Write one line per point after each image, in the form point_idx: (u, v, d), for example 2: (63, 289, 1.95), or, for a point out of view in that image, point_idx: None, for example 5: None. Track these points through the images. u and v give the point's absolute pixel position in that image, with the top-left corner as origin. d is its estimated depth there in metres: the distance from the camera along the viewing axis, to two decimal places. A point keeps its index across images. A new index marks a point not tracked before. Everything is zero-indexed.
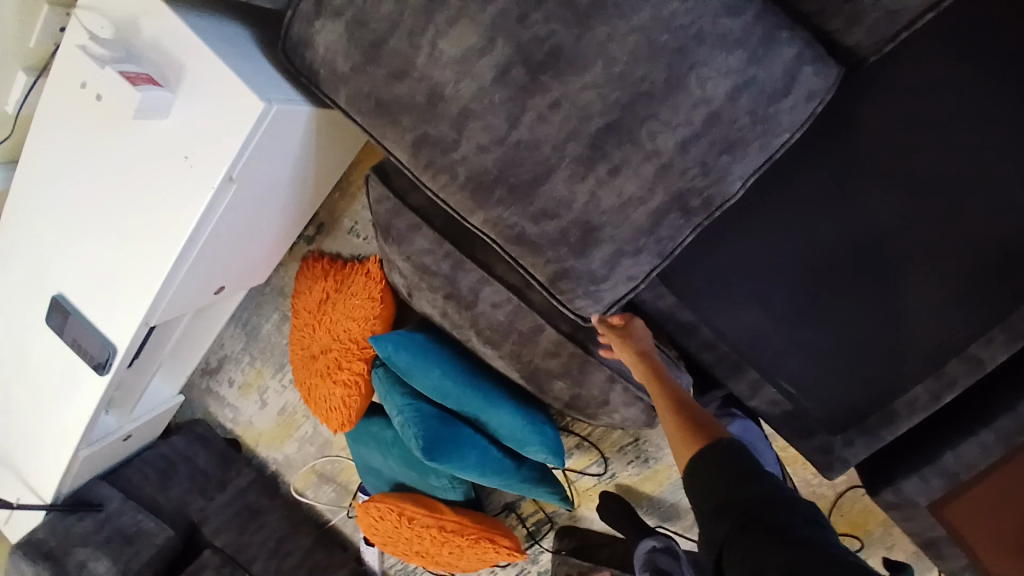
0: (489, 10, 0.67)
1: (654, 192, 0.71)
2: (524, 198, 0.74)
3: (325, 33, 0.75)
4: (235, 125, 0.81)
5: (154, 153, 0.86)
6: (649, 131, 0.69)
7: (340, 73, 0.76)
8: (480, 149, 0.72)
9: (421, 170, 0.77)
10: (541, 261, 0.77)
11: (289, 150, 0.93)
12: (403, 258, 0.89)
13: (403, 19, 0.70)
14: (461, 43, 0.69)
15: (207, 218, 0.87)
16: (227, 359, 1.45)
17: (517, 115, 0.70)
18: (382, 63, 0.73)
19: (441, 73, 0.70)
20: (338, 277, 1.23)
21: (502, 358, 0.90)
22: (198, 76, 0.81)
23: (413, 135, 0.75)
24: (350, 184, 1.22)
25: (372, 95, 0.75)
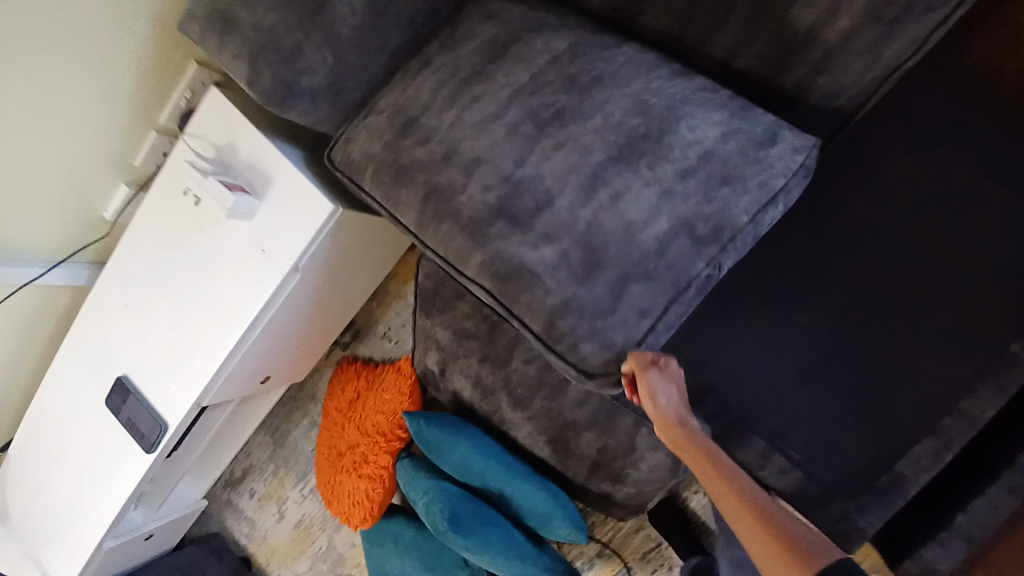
0: (506, 90, 0.82)
1: (658, 215, 0.73)
2: (526, 225, 0.77)
3: (370, 120, 0.89)
4: (307, 223, 0.98)
5: (234, 248, 1.02)
6: (648, 170, 0.75)
7: (370, 152, 0.87)
8: (484, 189, 0.79)
9: (428, 225, 0.83)
10: (540, 298, 0.76)
11: (345, 251, 1.08)
12: (444, 326, 1.09)
13: (434, 103, 0.85)
14: (482, 112, 0.82)
15: (272, 304, 1.02)
16: (251, 469, 1.49)
17: (524, 157, 0.79)
18: (412, 135, 0.85)
19: (461, 135, 0.82)
20: (369, 376, 1.33)
21: (531, 418, 1.04)
22: (281, 186, 0.99)
23: (424, 188, 0.83)
24: (386, 294, 1.36)
25: (394, 162, 0.85)
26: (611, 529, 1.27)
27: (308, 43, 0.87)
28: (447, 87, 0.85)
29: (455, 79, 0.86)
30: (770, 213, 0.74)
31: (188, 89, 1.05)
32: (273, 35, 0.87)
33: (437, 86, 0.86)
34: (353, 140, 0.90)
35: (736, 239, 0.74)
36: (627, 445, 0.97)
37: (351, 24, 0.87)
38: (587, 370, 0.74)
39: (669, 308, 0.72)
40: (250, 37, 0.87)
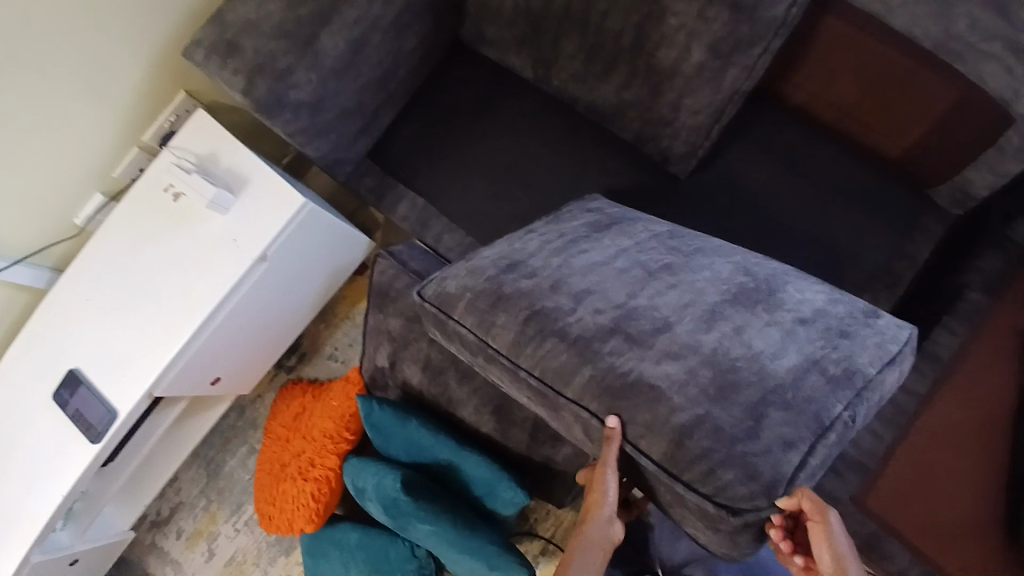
0: (616, 250, 0.92)
1: (785, 351, 0.77)
2: (643, 343, 0.79)
3: (457, 270, 0.95)
4: (277, 215, 1.12)
5: (206, 239, 1.13)
6: (767, 315, 0.81)
7: (454, 292, 0.91)
8: (595, 312, 0.83)
9: (525, 343, 0.84)
10: (663, 418, 0.75)
11: (307, 252, 1.21)
12: (398, 316, 1.21)
13: (543, 251, 0.93)
14: (590, 260, 0.90)
15: (235, 288, 1.11)
16: (180, 507, 1.43)
17: (635, 291, 0.85)
18: (519, 272, 0.89)
19: (571, 275, 0.87)
20: (316, 391, 1.39)
21: (479, 391, 1.16)
22: (257, 186, 1.14)
23: (528, 310, 0.85)
24: (335, 316, 1.47)
25: (496, 284, 0.89)
26: (554, 526, 1.35)
27: (298, 66, 1.09)
28: (554, 243, 0.94)
29: (563, 238, 0.95)
30: (893, 372, 0.79)
31: (173, 114, 1.24)
32: (267, 58, 1.08)
33: (544, 241, 0.95)
34: (451, 281, 0.93)
35: (866, 387, 0.76)
36: None
37: (334, 55, 1.11)
38: (728, 505, 0.71)
39: (815, 446, 0.72)
40: (250, 60, 1.08)
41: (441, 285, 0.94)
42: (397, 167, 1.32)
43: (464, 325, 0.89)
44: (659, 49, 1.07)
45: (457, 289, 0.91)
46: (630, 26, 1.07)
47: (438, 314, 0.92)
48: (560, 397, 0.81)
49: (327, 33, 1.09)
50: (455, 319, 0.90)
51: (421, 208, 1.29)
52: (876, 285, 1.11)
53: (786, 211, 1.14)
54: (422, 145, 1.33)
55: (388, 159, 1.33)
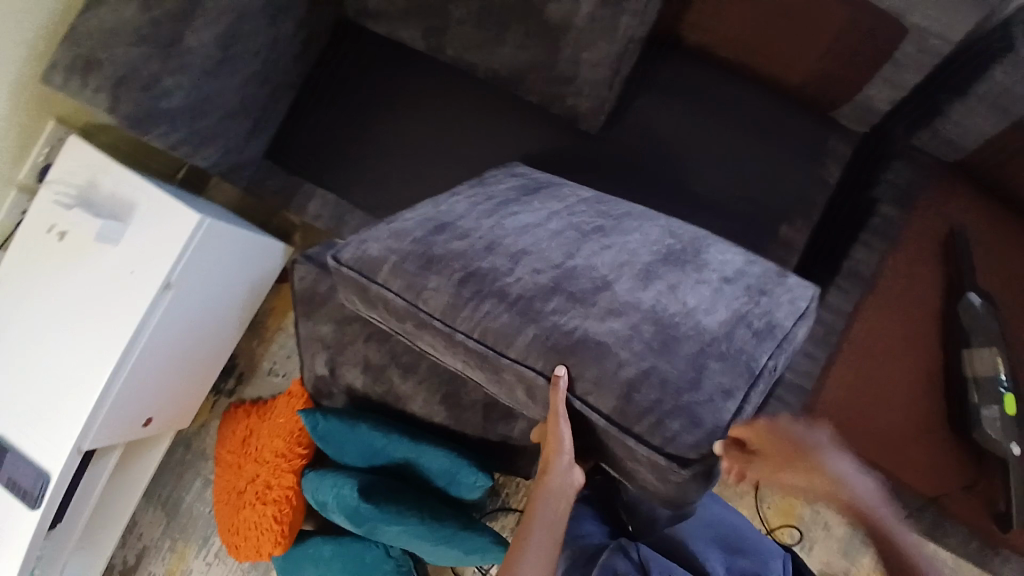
0: (546, 212, 0.90)
1: (716, 306, 0.78)
2: (585, 301, 0.77)
3: (381, 231, 0.89)
4: (174, 239, 1.06)
5: (104, 276, 1.07)
6: (695, 272, 0.81)
7: (381, 256, 0.86)
8: (534, 272, 0.80)
9: (460, 308, 0.81)
10: (611, 372, 0.74)
11: (219, 271, 1.16)
12: (328, 321, 1.17)
13: (471, 213, 0.89)
14: (523, 222, 0.87)
15: (145, 321, 1.06)
16: (145, 551, 1.39)
17: (573, 251, 0.82)
18: (449, 233, 0.86)
19: (505, 234, 0.85)
20: (261, 411, 1.36)
21: (423, 382, 1.13)
22: (146, 212, 1.07)
23: (462, 272, 0.82)
24: (267, 331, 1.43)
25: (425, 250, 0.84)
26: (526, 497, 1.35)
27: (165, 74, 0.99)
28: (483, 206, 0.91)
29: (491, 201, 0.92)
30: (807, 325, 0.81)
31: (46, 145, 1.16)
32: (132, 70, 0.96)
33: (472, 204, 0.92)
34: (373, 244, 0.88)
35: (785, 340, 0.78)
36: None
37: (203, 55, 1.02)
38: (677, 456, 0.71)
39: (750, 392, 0.73)
40: (109, 74, 0.96)
41: (362, 248, 0.89)
42: (298, 165, 1.26)
43: (393, 290, 0.85)
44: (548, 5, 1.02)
45: (382, 252, 0.87)
46: None
47: (361, 278, 0.87)
48: (501, 358, 0.79)
49: (191, 32, 0.99)
50: (382, 283, 0.85)
51: (333, 204, 1.23)
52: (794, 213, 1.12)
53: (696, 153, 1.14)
54: (322, 138, 1.26)
55: (288, 157, 1.27)
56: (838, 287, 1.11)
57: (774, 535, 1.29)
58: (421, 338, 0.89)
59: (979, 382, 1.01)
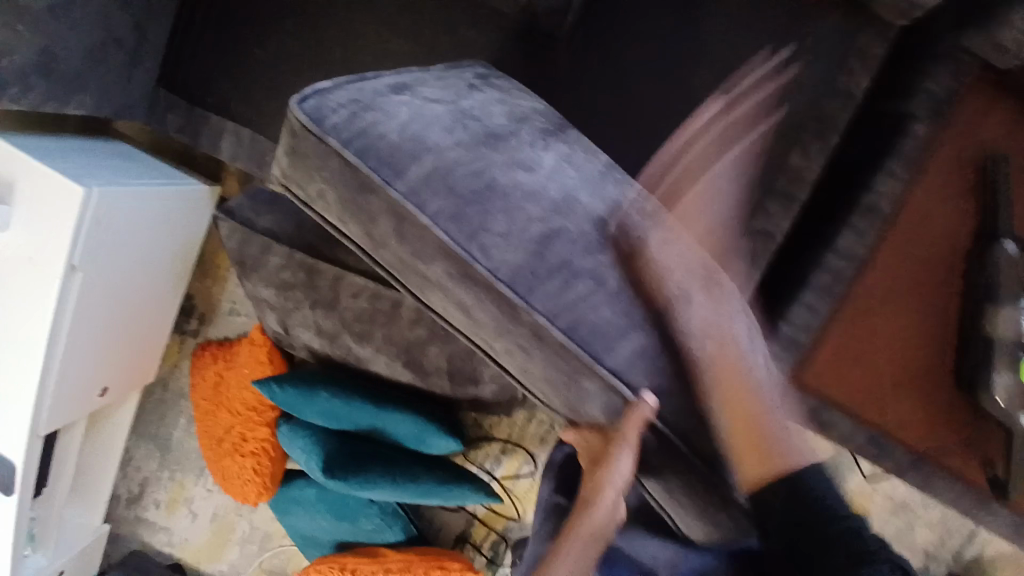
0: (596, 161, 0.74)
1: (752, 347, 0.79)
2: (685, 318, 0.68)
3: (408, 108, 0.65)
4: (64, 217, 0.89)
5: (3, 263, 0.93)
6: (725, 299, 0.80)
7: (425, 152, 0.62)
8: (625, 258, 0.67)
9: (540, 279, 0.63)
10: (713, 414, 0.69)
11: (133, 234, 1.00)
12: (265, 283, 1.04)
13: (519, 132, 0.70)
14: (583, 170, 0.71)
15: (64, 305, 0.94)
16: (147, 482, 1.44)
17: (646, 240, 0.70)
18: (501, 152, 0.66)
19: (570, 186, 0.68)
20: (226, 355, 1.28)
21: (378, 347, 1.03)
22: (25, 187, 0.90)
23: (540, 227, 0.64)
24: (218, 268, 1.32)
25: (483, 174, 0.64)
26: (508, 427, 1.32)
27: None
28: (523, 127, 0.71)
29: (534, 121, 0.73)
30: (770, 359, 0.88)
31: None
32: None
33: (513, 116, 0.71)
34: (390, 129, 0.62)
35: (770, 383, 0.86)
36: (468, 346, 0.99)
37: None
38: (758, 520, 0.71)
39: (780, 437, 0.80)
40: None
41: (365, 122, 0.62)
42: (203, 94, 1.03)
43: (428, 211, 0.61)
44: None
45: (411, 146, 0.62)
46: None
47: (365, 163, 0.61)
48: (597, 363, 0.64)
49: None
50: (410, 195, 0.61)
51: (249, 140, 1.02)
52: (805, 136, 0.92)
53: None
54: (220, 54, 1.02)
55: (186, 82, 1.04)
56: None
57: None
58: (433, 281, 0.66)
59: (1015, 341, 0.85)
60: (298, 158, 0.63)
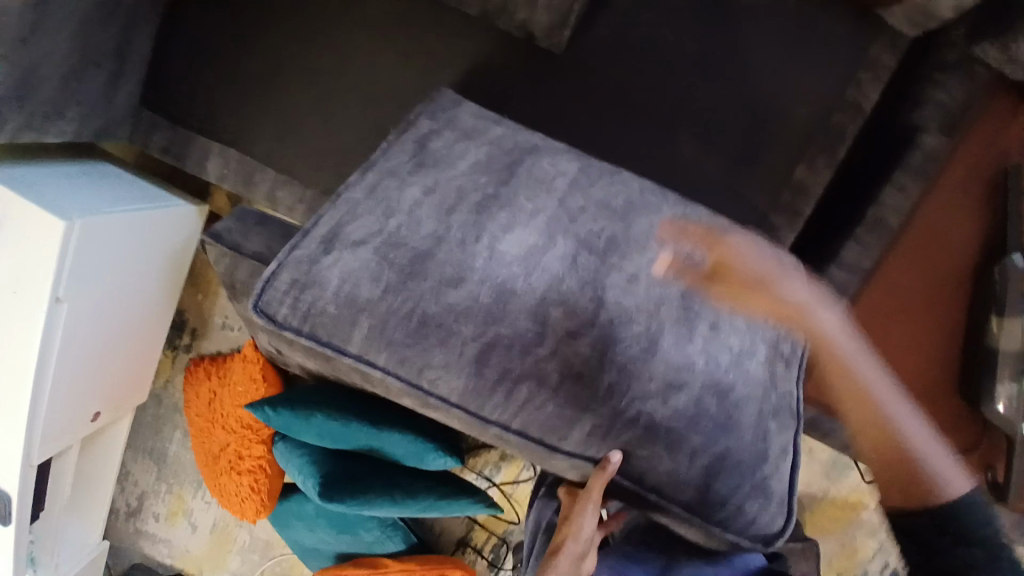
0: (540, 218, 0.71)
1: (753, 343, 0.72)
2: (640, 376, 0.66)
3: (341, 262, 0.66)
4: (47, 250, 0.87)
5: None
6: (714, 300, 0.72)
7: (365, 301, 0.65)
8: (572, 337, 0.66)
9: (487, 396, 0.65)
10: (687, 463, 0.65)
11: (119, 260, 0.98)
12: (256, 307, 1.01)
13: (450, 234, 0.68)
14: (522, 244, 0.69)
15: (51, 337, 0.92)
16: (145, 495, 1.44)
17: (601, 294, 0.69)
18: (430, 275, 0.66)
19: (508, 271, 0.67)
20: (219, 372, 1.27)
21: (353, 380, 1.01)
22: (5, 219, 0.87)
23: (476, 346, 0.65)
24: (208, 283, 1.31)
25: (415, 313, 0.65)
26: None
27: None
28: (459, 214, 0.70)
29: (464, 205, 0.70)
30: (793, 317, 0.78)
31: None
32: None
33: (440, 212, 0.70)
34: (327, 302, 0.65)
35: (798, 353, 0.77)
36: None
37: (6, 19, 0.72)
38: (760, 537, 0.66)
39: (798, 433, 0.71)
40: None
41: (307, 303, 0.65)
42: (186, 113, 1.00)
43: (378, 365, 0.65)
44: None
45: (348, 313, 0.65)
46: None
47: (317, 345, 0.66)
48: (553, 451, 0.66)
49: None
50: (362, 358, 0.65)
51: (236, 161, 0.99)
52: (810, 149, 0.91)
53: (683, 78, 0.92)
54: (205, 73, 0.98)
55: (169, 101, 1.00)
56: None
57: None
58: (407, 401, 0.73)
59: (1003, 358, 0.88)
60: (274, 336, 0.72)
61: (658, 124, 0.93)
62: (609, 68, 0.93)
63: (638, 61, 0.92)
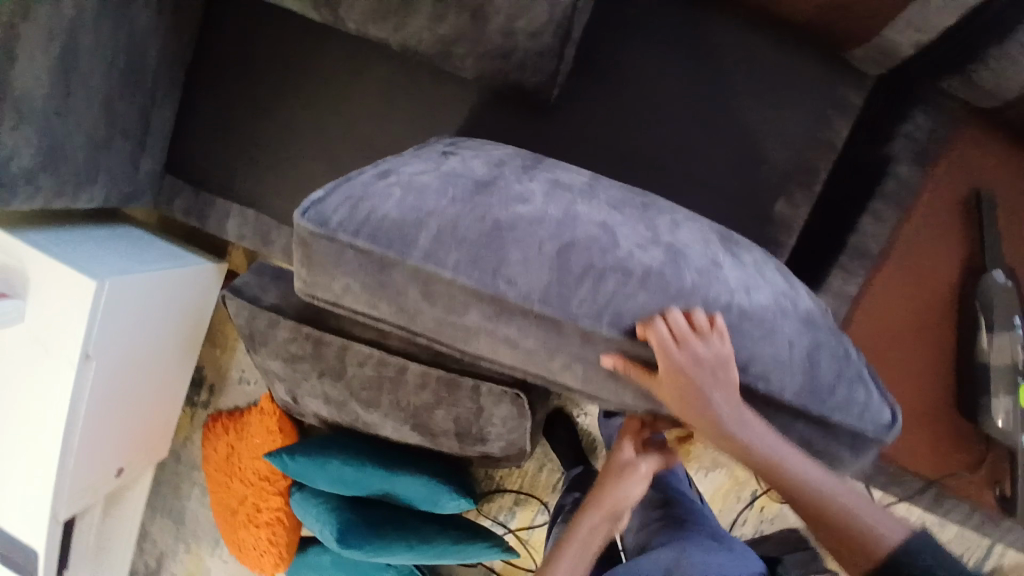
0: (579, 180, 0.75)
1: (794, 284, 0.74)
2: (717, 275, 0.66)
3: (402, 185, 0.68)
4: (77, 310, 0.92)
5: (22, 355, 0.96)
6: (745, 247, 0.76)
7: (430, 207, 0.66)
8: (641, 246, 0.66)
9: (571, 287, 0.63)
10: (785, 349, 0.65)
11: (145, 317, 1.03)
12: (274, 356, 1.05)
13: (502, 175, 0.71)
14: (569, 188, 0.72)
15: (80, 393, 0.96)
16: (163, 555, 1.44)
17: (654, 225, 0.70)
18: (495, 194, 0.68)
19: (567, 197, 0.69)
20: (237, 426, 1.30)
21: (385, 417, 1.04)
22: (41, 282, 0.93)
23: (555, 244, 0.64)
24: (226, 340, 1.35)
25: (486, 216, 0.65)
26: (518, 477, 1.31)
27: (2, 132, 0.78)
28: (506, 165, 0.74)
29: (510, 163, 0.74)
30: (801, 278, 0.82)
31: None
32: None
33: (491, 164, 0.73)
34: (391, 210, 0.66)
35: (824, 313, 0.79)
36: (473, 411, 0.99)
37: (40, 95, 0.80)
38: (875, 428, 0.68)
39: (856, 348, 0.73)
40: None
41: (367, 211, 0.66)
42: (206, 177, 1.07)
43: (447, 266, 0.64)
44: None
45: (414, 218, 0.65)
46: None
47: (378, 246, 0.64)
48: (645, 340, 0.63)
49: (17, 71, 0.76)
50: (430, 257, 0.64)
51: (254, 220, 1.07)
52: (790, 183, 0.97)
53: (666, 123, 0.98)
54: (225, 140, 1.06)
55: (191, 168, 1.08)
56: (842, 267, 0.97)
57: (769, 493, 1.24)
58: (466, 318, 0.67)
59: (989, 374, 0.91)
60: (312, 258, 0.69)
61: (647, 167, 0.99)
62: (598, 117, 0.99)
63: (624, 109, 0.99)
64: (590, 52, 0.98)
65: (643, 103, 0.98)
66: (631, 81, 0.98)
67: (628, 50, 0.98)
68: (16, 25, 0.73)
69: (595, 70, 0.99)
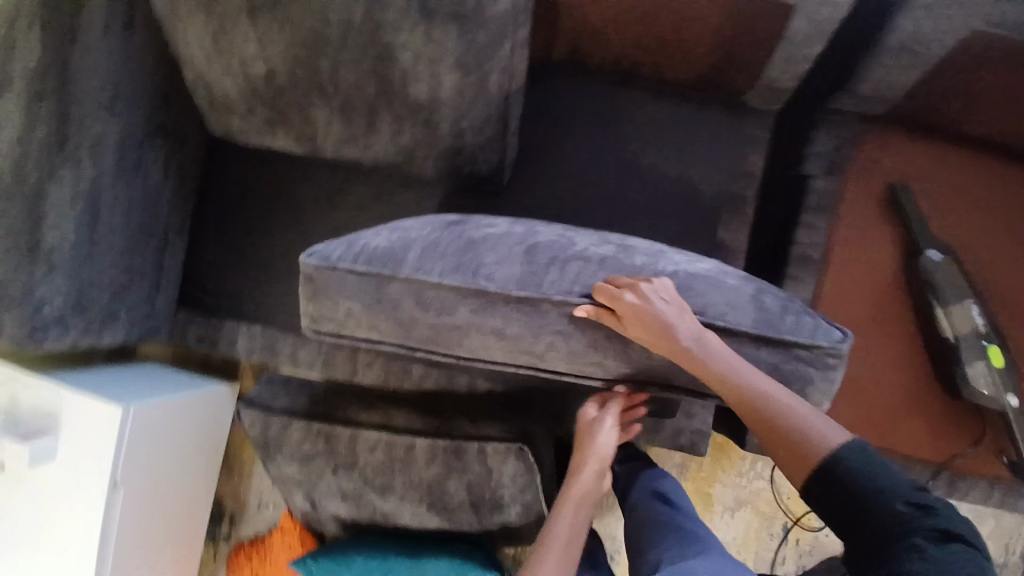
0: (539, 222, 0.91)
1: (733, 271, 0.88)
2: (662, 255, 0.81)
3: (389, 230, 0.82)
4: (103, 439, 0.99)
5: (55, 492, 1.01)
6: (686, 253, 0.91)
7: (416, 234, 0.79)
8: (596, 244, 0.80)
9: (542, 272, 0.76)
10: (731, 294, 0.77)
11: (167, 441, 1.09)
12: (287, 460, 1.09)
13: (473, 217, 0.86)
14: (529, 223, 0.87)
15: (109, 522, 1.00)
16: None
17: (607, 237, 0.83)
18: (470, 223, 0.82)
19: (529, 223, 0.83)
20: (259, 550, 1.30)
21: (401, 501, 1.07)
22: (71, 419, 1.00)
23: (523, 246, 0.78)
24: (242, 467, 1.39)
25: (463, 236, 0.79)
26: None
27: (36, 280, 0.90)
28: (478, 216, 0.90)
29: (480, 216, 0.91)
30: None
31: None
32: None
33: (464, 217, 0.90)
34: (381, 240, 0.79)
35: None
36: (483, 473, 1.02)
37: (68, 246, 0.93)
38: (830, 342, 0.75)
39: None
40: None
41: (361, 245, 0.79)
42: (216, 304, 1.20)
43: (434, 273, 0.76)
44: (408, 86, 0.93)
45: (402, 243, 0.78)
46: (366, 77, 0.93)
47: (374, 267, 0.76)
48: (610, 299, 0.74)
49: (47, 227, 0.90)
50: (419, 268, 0.76)
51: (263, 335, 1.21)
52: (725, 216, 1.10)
53: (607, 185, 1.12)
54: (229, 269, 1.20)
55: (202, 299, 1.21)
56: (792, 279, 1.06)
57: (801, 524, 1.22)
58: (455, 317, 0.77)
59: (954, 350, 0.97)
60: (317, 297, 0.80)
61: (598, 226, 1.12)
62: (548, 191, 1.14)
63: (569, 181, 1.13)
64: (533, 141, 1.15)
65: (584, 174, 1.13)
66: (571, 157, 1.14)
67: (564, 134, 1.14)
68: (47, 188, 0.89)
69: (539, 154, 1.15)
